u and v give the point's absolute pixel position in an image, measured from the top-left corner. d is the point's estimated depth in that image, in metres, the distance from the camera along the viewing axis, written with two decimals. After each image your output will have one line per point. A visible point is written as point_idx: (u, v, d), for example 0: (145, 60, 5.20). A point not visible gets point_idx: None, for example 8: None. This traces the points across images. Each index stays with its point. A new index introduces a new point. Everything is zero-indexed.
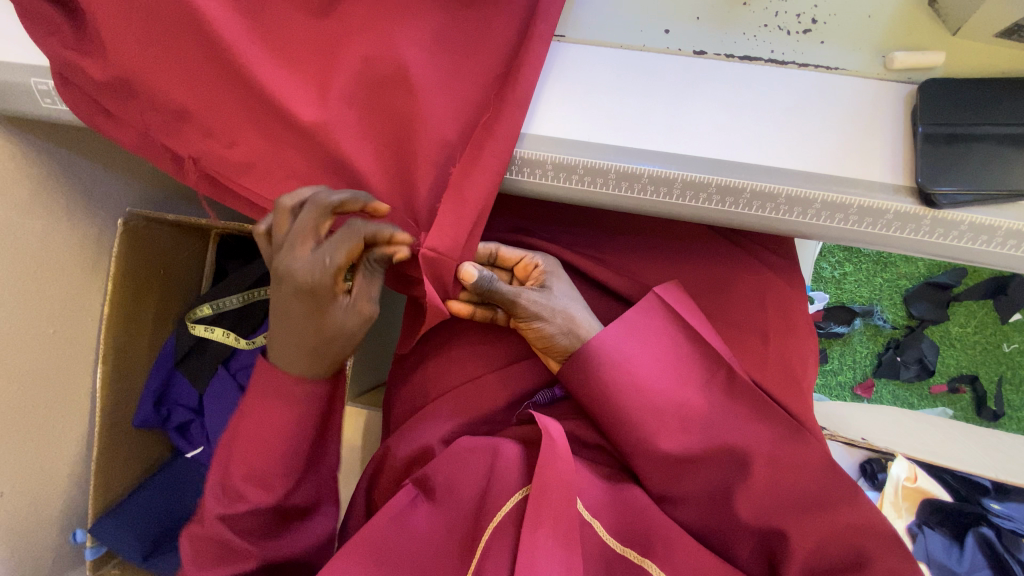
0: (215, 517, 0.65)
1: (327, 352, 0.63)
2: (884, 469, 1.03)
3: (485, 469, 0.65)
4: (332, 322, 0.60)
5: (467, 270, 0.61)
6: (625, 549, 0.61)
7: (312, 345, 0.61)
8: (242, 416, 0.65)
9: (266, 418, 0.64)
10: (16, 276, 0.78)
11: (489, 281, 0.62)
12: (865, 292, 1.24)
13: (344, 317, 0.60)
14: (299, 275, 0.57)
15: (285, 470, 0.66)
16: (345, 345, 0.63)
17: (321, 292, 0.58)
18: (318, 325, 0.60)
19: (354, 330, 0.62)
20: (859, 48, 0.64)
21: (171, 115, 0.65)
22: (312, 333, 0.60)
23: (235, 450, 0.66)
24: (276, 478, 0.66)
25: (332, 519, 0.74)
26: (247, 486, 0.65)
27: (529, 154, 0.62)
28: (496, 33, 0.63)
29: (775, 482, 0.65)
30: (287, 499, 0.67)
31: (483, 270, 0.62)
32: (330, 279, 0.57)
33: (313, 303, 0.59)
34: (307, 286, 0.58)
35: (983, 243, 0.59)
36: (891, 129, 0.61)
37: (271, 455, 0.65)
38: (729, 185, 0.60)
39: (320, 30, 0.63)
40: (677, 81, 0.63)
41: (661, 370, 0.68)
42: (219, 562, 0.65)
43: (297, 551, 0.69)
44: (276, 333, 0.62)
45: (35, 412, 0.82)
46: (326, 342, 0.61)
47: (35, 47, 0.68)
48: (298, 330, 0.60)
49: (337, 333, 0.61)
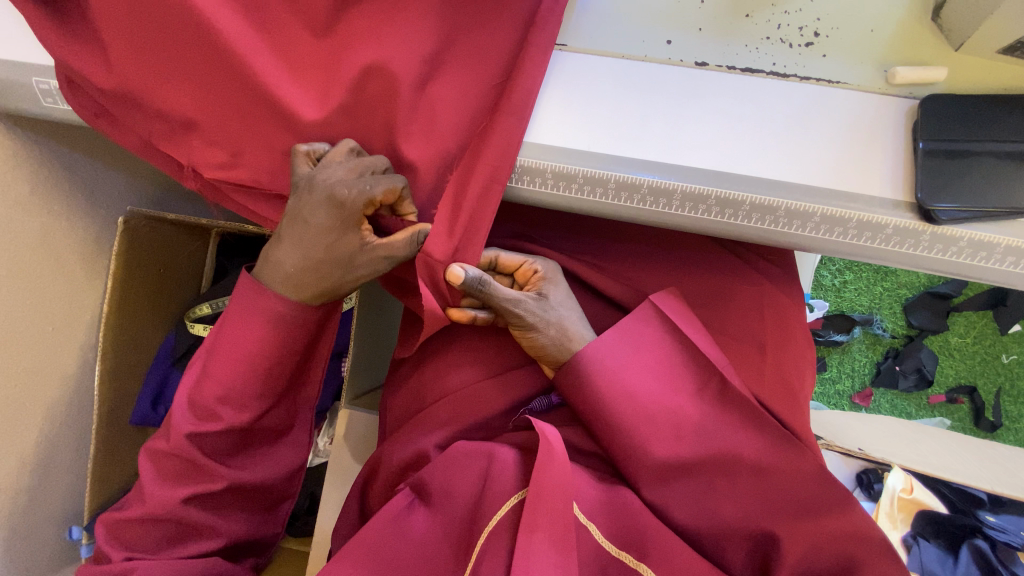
0: (183, 435, 0.67)
1: (325, 278, 0.63)
2: (880, 479, 1.06)
3: (480, 474, 0.65)
4: (342, 250, 0.62)
5: (453, 268, 0.60)
6: (621, 553, 0.61)
7: (315, 263, 0.63)
8: (231, 365, 0.66)
9: (241, 351, 0.66)
10: (16, 272, 0.78)
11: (480, 281, 0.61)
12: (865, 301, 1.24)
13: (356, 253, 0.62)
14: (336, 192, 0.59)
15: (256, 401, 0.68)
16: (344, 280, 0.64)
17: (347, 215, 0.60)
18: (331, 245, 0.62)
19: (358, 269, 0.63)
20: (861, 62, 0.64)
21: (173, 117, 0.66)
22: (320, 250, 0.62)
23: (208, 371, 0.67)
24: (247, 406, 0.68)
25: (301, 451, 0.77)
26: (220, 408, 0.67)
27: (530, 162, 0.62)
28: (497, 39, 0.63)
29: (772, 489, 0.65)
30: (257, 423, 0.70)
31: (470, 270, 0.61)
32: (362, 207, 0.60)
33: (337, 225, 0.61)
34: (339, 208, 0.60)
35: (982, 259, 0.59)
36: (892, 145, 0.61)
37: (244, 384, 0.67)
38: (729, 198, 0.60)
39: (320, 33, 0.63)
40: (678, 90, 0.63)
41: (653, 379, 0.69)
42: (185, 477, 0.68)
43: (266, 476, 0.73)
44: (285, 239, 0.63)
45: (33, 406, 0.82)
46: (329, 267, 0.63)
47: (37, 47, 0.68)
48: (308, 245, 0.62)
49: (345, 263, 0.63)
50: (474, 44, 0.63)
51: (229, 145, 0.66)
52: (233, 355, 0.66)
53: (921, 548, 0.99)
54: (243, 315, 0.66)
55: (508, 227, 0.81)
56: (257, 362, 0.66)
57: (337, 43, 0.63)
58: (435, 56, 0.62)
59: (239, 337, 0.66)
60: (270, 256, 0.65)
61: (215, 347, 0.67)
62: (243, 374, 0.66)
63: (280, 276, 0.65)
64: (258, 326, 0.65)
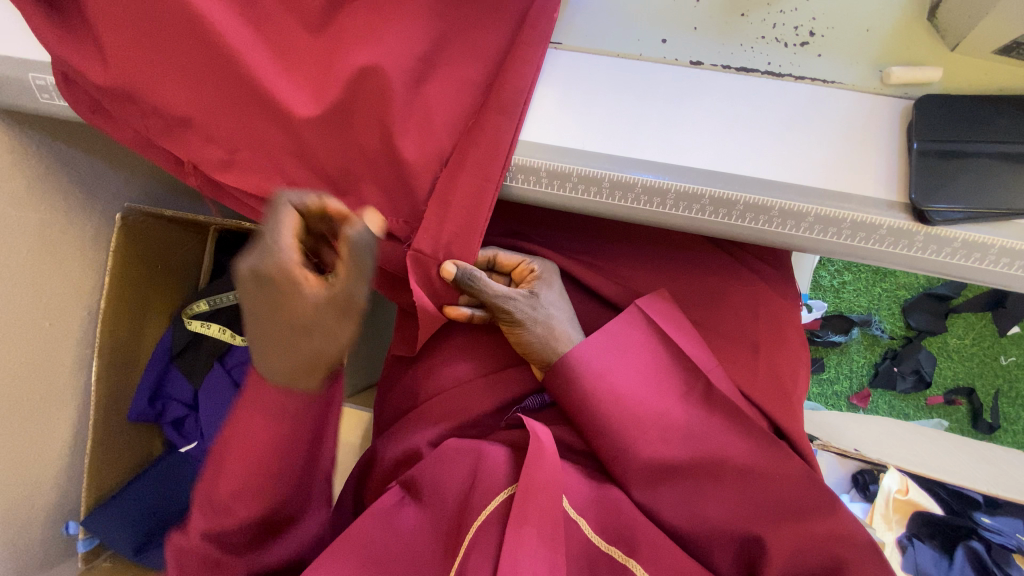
0: (200, 533, 0.58)
1: (307, 359, 0.49)
2: (876, 480, 1.06)
3: (469, 471, 0.65)
4: (296, 317, 0.47)
5: (446, 264, 0.64)
6: (610, 547, 0.62)
7: (285, 351, 0.49)
8: (243, 458, 0.54)
9: (251, 452, 0.54)
10: (13, 267, 0.79)
11: (471, 276, 0.64)
12: (863, 302, 1.24)
13: (324, 311, 0.46)
14: (256, 264, 0.45)
15: (273, 494, 0.56)
16: (330, 348, 0.49)
17: (282, 275, 0.45)
18: (282, 321, 0.47)
19: (332, 326, 0.48)
20: (856, 62, 0.63)
21: (169, 114, 0.66)
22: (279, 334, 0.48)
23: (222, 464, 0.56)
24: (263, 500, 0.57)
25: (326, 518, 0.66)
26: (235, 507, 0.56)
27: (523, 160, 0.62)
28: (492, 37, 0.63)
29: (763, 488, 0.65)
30: (277, 512, 0.59)
31: (463, 266, 0.64)
32: (287, 260, 0.45)
33: (277, 299, 0.46)
34: (264, 280, 0.45)
35: (977, 260, 0.59)
36: (887, 144, 0.61)
37: (258, 479, 0.55)
38: (723, 197, 0.60)
39: (315, 31, 0.63)
40: (674, 89, 0.63)
41: (646, 378, 0.69)
42: None
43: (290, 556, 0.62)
44: (250, 347, 0.50)
45: (29, 400, 0.83)
46: (301, 347, 0.48)
47: (33, 43, 0.68)
48: (281, 334, 0.47)
49: (313, 332, 0.47)
50: (469, 43, 0.63)
51: (223, 142, 0.66)
52: (246, 449, 0.54)
53: (916, 550, 0.98)
54: (253, 402, 0.52)
55: (504, 226, 0.81)
56: (274, 452, 0.54)
57: (331, 40, 0.63)
58: (429, 55, 0.62)
59: (246, 432, 0.53)
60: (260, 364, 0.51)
61: (228, 438, 0.55)
62: (256, 471, 0.55)
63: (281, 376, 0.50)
64: (270, 410, 0.52)
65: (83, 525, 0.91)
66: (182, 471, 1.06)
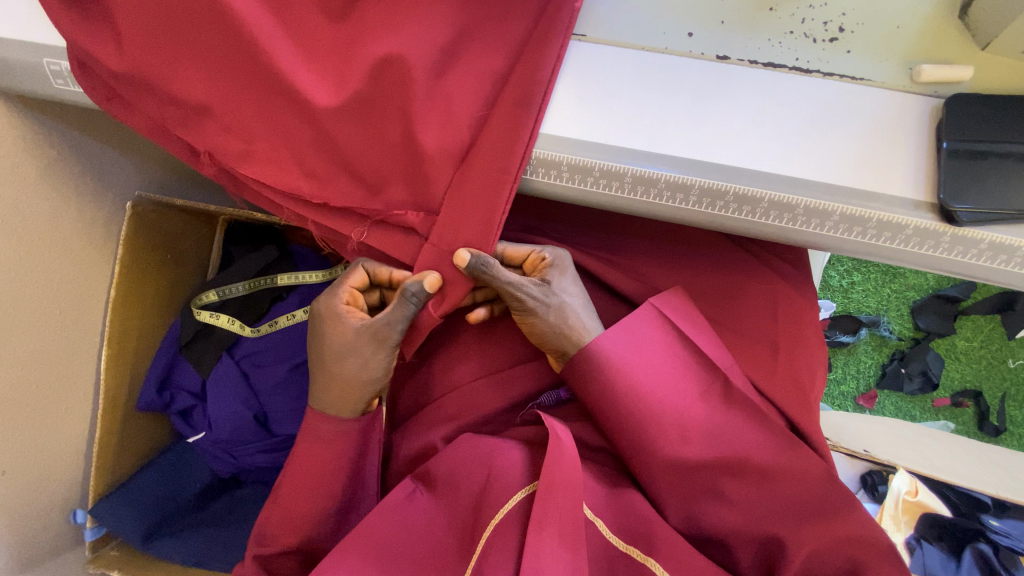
0: (253, 559, 0.69)
1: (341, 373, 0.67)
2: (884, 481, 1.05)
3: (484, 469, 0.65)
4: (338, 339, 0.67)
5: (461, 252, 0.62)
6: (628, 547, 0.62)
7: (328, 366, 0.68)
8: (314, 493, 0.69)
9: (312, 477, 0.69)
10: (23, 255, 0.78)
11: (483, 263, 0.62)
12: (873, 302, 1.23)
13: (357, 339, 0.67)
14: (322, 305, 0.69)
15: (319, 521, 0.70)
16: (359, 366, 0.67)
17: (335, 310, 0.68)
18: (331, 342, 0.68)
19: (364, 348, 0.67)
20: (885, 59, 0.63)
21: (185, 102, 0.65)
22: (327, 353, 0.68)
23: (286, 494, 0.70)
24: (309, 524, 0.69)
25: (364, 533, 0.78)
26: (288, 534, 0.69)
27: (544, 154, 0.61)
28: (515, 29, 0.62)
29: (781, 492, 0.65)
30: (320, 542, 0.71)
31: (477, 253, 0.63)
32: (339, 302, 0.68)
33: (327, 329, 0.68)
34: (325, 316, 0.69)
35: (1002, 262, 0.58)
36: (914, 143, 0.60)
37: (317, 507, 0.69)
38: (747, 194, 0.59)
39: (335, 20, 0.63)
40: (699, 84, 0.62)
41: (663, 376, 0.68)
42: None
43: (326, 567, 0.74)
44: (310, 370, 0.71)
45: (36, 389, 0.82)
46: (338, 364, 0.67)
47: (48, 27, 0.67)
48: (327, 358, 0.68)
49: (348, 351, 0.67)
50: (492, 34, 0.62)
51: (241, 132, 0.65)
52: (308, 478, 0.69)
53: (923, 551, 0.99)
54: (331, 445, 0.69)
55: (520, 220, 0.81)
56: (333, 484, 0.69)
57: (352, 29, 0.62)
58: (451, 46, 0.61)
59: (307, 459, 0.69)
60: (314, 384, 0.71)
61: (291, 471, 0.70)
62: (318, 489, 0.69)
63: (324, 395, 0.69)
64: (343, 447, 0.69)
65: (91, 513, 0.90)
66: (194, 458, 1.05)
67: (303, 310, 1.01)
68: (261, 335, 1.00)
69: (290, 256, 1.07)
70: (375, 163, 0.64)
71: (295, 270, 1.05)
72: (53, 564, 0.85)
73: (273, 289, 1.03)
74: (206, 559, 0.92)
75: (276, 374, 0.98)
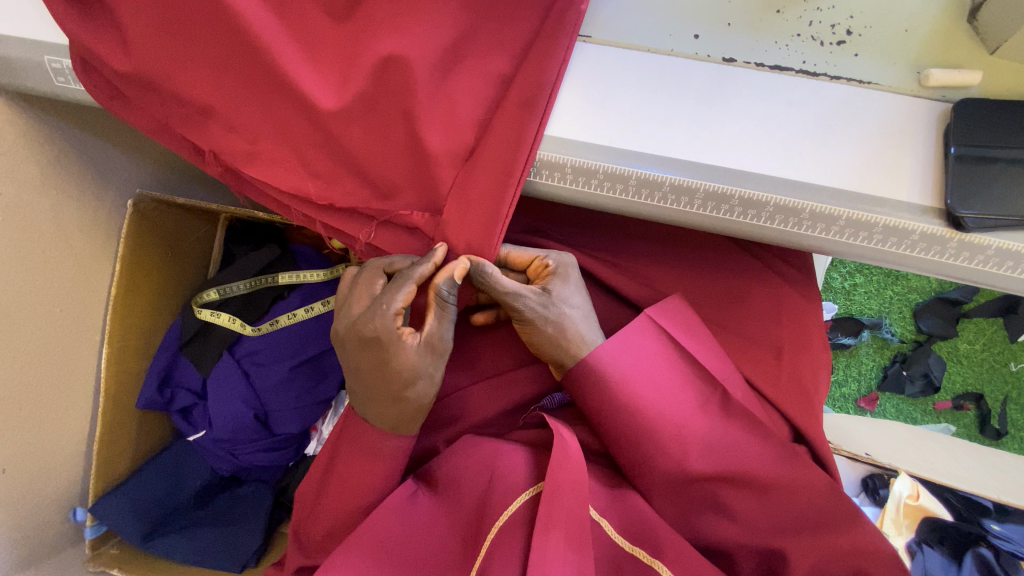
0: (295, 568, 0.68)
1: (410, 398, 0.64)
2: (886, 485, 1.05)
3: (487, 471, 0.65)
4: (404, 367, 0.62)
5: (461, 262, 0.62)
6: (634, 548, 0.62)
7: (394, 395, 0.63)
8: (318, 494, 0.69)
9: (350, 482, 0.67)
10: (24, 253, 0.78)
11: (483, 272, 0.62)
12: (875, 305, 1.23)
13: (420, 359, 0.62)
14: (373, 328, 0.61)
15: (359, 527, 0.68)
16: (427, 385, 0.64)
17: (391, 333, 0.61)
18: (391, 371, 0.62)
19: (428, 366, 0.63)
20: (893, 62, 0.62)
21: (188, 101, 0.64)
22: (390, 382, 0.62)
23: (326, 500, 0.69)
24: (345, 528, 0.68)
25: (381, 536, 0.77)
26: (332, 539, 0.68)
27: (549, 156, 0.61)
28: (520, 29, 0.61)
29: (784, 494, 0.65)
30: None
31: (478, 263, 0.62)
32: (393, 323, 0.61)
33: (383, 352, 0.62)
34: (377, 339, 0.62)
35: (1009, 268, 0.58)
36: (922, 148, 0.60)
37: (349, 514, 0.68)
38: (752, 198, 0.59)
39: (338, 19, 0.62)
40: (706, 86, 0.61)
41: (666, 381, 0.68)
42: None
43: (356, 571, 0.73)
44: (361, 393, 0.65)
45: (37, 387, 0.82)
46: (406, 390, 0.63)
47: (49, 24, 0.66)
48: (387, 383, 0.63)
49: (413, 374, 0.62)
50: (497, 34, 0.62)
51: (243, 131, 0.65)
52: (349, 486, 0.67)
53: (925, 555, 0.99)
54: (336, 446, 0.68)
55: (523, 221, 0.81)
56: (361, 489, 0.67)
57: (356, 28, 0.62)
58: (455, 46, 0.61)
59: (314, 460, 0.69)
60: (368, 407, 0.65)
61: (330, 476, 0.69)
62: (348, 494, 0.67)
63: (385, 418, 0.65)
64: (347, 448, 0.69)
65: (90, 511, 0.90)
66: (194, 459, 1.04)
67: (305, 309, 1.01)
68: (262, 334, 0.99)
69: (291, 254, 1.06)
70: (378, 163, 0.64)
71: (296, 268, 1.05)
72: (56, 560, 0.85)
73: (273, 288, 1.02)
74: (208, 556, 0.93)
75: (278, 372, 0.98)
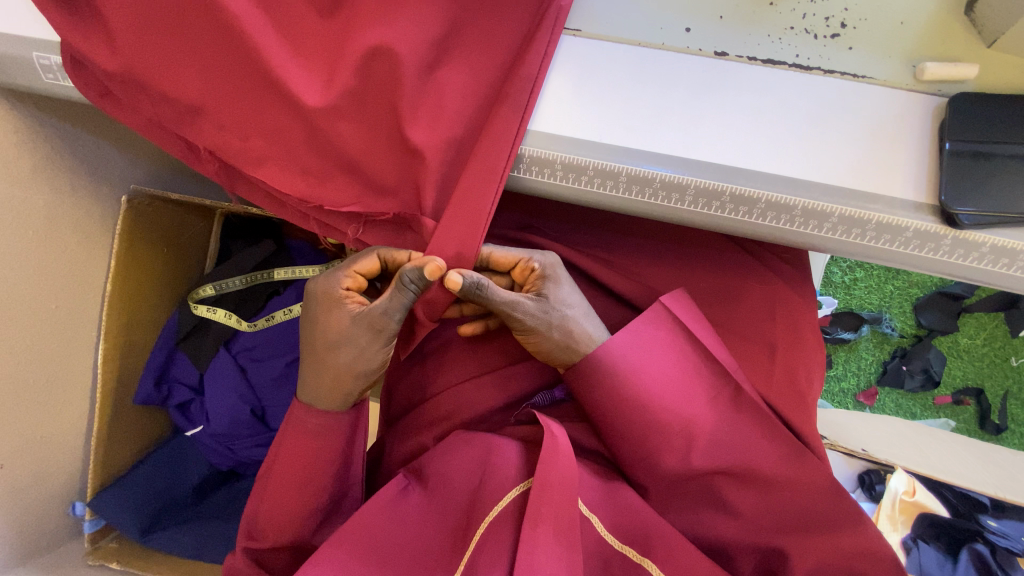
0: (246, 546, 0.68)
1: (330, 363, 0.64)
2: (882, 480, 1.04)
3: (480, 462, 0.65)
4: (333, 327, 0.64)
5: (451, 275, 0.61)
6: (624, 547, 0.62)
7: (320, 354, 0.65)
8: (284, 472, 0.68)
9: (303, 459, 0.68)
10: (18, 249, 0.78)
11: (478, 285, 0.62)
12: (875, 299, 1.22)
13: (346, 322, 0.64)
14: (321, 283, 0.66)
15: (314, 504, 0.68)
16: (352, 358, 0.64)
17: (332, 291, 0.65)
18: (325, 328, 0.65)
19: (357, 339, 0.64)
20: (888, 56, 0.61)
21: (173, 98, 0.64)
22: (320, 339, 0.65)
23: (283, 480, 0.68)
24: (300, 509, 0.68)
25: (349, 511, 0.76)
26: (271, 524, 0.68)
27: (539, 152, 0.60)
28: (508, 24, 0.61)
29: (775, 490, 0.66)
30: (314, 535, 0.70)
31: (469, 276, 0.62)
32: (338, 284, 0.65)
33: (322, 308, 0.65)
34: (323, 296, 0.66)
35: (1005, 266, 0.57)
36: (916, 143, 0.59)
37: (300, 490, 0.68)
38: (743, 194, 0.58)
39: (325, 14, 0.62)
40: (697, 81, 0.60)
41: (660, 379, 0.67)
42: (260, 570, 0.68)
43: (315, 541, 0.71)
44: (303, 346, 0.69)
45: (34, 383, 0.82)
46: (329, 353, 0.64)
47: (36, 20, 0.66)
48: (317, 337, 0.66)
49: (339, 337, 0.64)
50: (485, 27, 0.61)
51: (233, 129, 0.64)
52: (300, 464, 0.68)
53: (920, 551, 0.98)
54: (304, 433, 0.68)
55: (517, 218, 0.81)
56: (315, 469, 0.68)
57: (342, 23, 0.61)
58: (443, 40, 0.60)
59: (293, 458, 0.68)
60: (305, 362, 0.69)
61: (289, 455, 0.68)
62: (303, 475, 0.68)
63: (309, 376, 0.67)
64: (314, 438, 0.68)
65: (89, 506, 0.90)
66: (192, 448, 1.06)
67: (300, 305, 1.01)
68: (258, 330, 1.00)
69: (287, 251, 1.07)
70: (368, 159, 0.63)
71: (292, 265, 1.05)
72: (53, 555, 0.86)
73: (270, 284, 1.02)
74: (207, 550, 0.93)
75: (275, 369, 0.98)
